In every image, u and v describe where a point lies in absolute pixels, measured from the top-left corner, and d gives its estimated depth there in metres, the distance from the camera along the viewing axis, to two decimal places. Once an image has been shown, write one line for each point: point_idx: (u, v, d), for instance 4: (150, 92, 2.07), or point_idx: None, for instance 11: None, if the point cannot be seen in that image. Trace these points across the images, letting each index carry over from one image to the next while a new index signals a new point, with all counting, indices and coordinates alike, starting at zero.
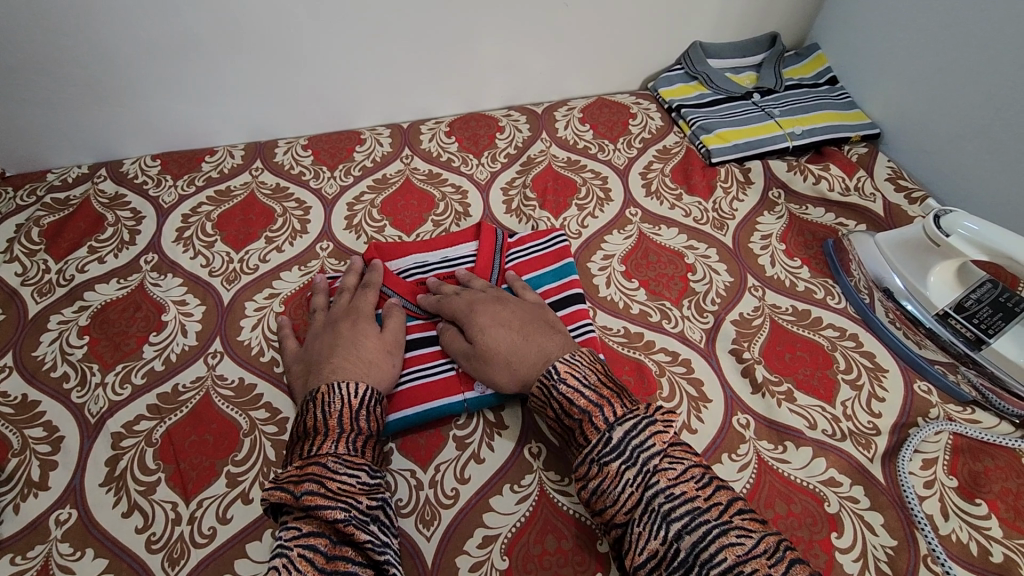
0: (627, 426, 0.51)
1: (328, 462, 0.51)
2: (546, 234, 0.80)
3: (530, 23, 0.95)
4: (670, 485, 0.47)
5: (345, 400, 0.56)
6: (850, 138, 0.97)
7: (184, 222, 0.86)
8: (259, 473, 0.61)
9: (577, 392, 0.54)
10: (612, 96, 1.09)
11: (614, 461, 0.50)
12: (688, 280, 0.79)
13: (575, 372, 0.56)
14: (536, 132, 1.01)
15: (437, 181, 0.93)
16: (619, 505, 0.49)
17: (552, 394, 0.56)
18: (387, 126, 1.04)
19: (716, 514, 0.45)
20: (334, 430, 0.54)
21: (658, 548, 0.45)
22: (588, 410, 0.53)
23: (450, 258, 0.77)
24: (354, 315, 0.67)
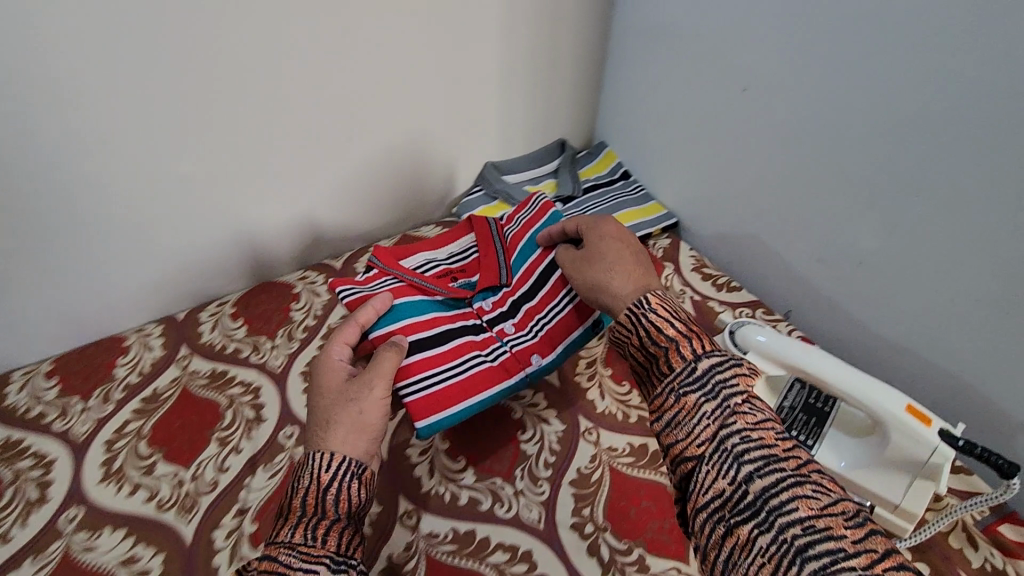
0: (715, 364, 0.52)
1: (280, 557, 0.49)
2: (528, 202, 0.86)
3: (300, 181, 0.87)
4: (746, 429, 0.48)
5: (313, 476, 0.55)
6: (652, 233, 0.99)
7: None
8: None
9: (667, 322, 0.56)
10: (417, 231, 1.04)
11: (693, 390, 0.51)
12: (518, 442, 0.72)
13: (664, 305, 0.58)
14: (337, 292, 0.91)
15: (221, 383, 0.79)
16: (693, 438, 0.49)
17: (640, 320, 0.58)
18: (160, 321, 0.87)
19: (791, 465, 0.45)
20: (281, 520, 0.53)
21: (725, 487, 0.45)
22: (672, 343, 0.55)
23: (455, 255, 0.84)
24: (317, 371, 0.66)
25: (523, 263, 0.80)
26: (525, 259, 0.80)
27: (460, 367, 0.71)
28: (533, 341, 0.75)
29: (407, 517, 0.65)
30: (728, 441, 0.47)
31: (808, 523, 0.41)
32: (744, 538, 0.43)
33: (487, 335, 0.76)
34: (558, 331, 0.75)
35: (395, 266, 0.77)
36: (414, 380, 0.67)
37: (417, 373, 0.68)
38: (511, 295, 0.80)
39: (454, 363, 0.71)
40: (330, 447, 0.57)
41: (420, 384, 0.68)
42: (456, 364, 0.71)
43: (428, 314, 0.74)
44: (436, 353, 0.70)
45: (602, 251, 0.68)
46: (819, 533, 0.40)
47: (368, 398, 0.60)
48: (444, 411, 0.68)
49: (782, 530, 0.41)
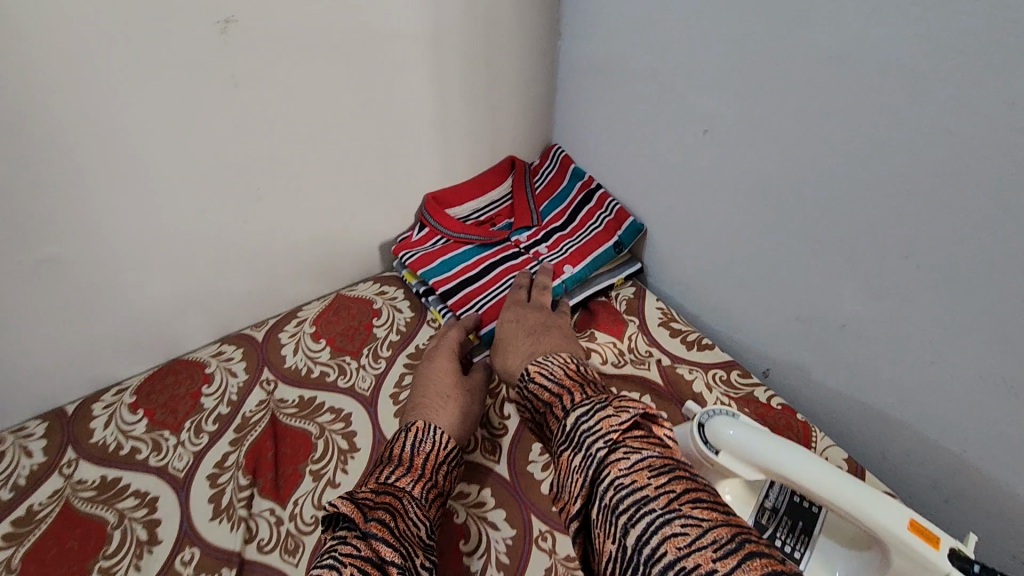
0: (580, 416, 0.54)
1: (403, 497, 0.56)
2: (548, 154, 1.01)
3: (211, 245, 0.77)
4: (619, 478, 0.46)
5: (435, 445, 0.64)
6: (613, 284, 0.90)
7: None
8: (132, 556, 0.62)
9: (543, 387, 0.61)
10: (352, 288, 0.93)
11: (568, 451, 0.52)
12: (461, 553, 0.62)
13: (542, 370, 0.64)
14: (257, 371, 0.80)
15: (112, 494, 0.67)
16: (573, 496, 0.50)
17: (525, 393, 0.64)
18: (45, 416, 0.75)
19: (663, 503, 0.43)
20: (396, 470, 0.59)
21: (611, 551, 0.44)
22: (555, 399, 0.59)
23: (494, 201, 0.97)
24: (436, 354, 0.77)
25: (552, 210, 0.96)
26: (553, 206, 0.96)
27: (502, 287, 0.85)
28: (564, 257, 0.88)
29: None
30: (603, 495, 0.46)
31: (677, 568, 0.39)
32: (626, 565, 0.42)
33: (523, 259, 0.89)
34: (592, 244, 0.89)
35: (439, 216, 0.91)
36: (470, 302, 0.84)
37: (474, 297, 0.85)
38: (542, 229, 0.93)
39: (499, 283, 0.86)
40: (440, 420, 0.67)
41: (478, 304, 0.84)
42: (501, 284, 0.86)
43: (474, 257, 0.89)
44: (481, 283, 0.86)
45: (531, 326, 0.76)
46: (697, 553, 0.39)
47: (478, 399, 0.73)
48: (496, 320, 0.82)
49: None
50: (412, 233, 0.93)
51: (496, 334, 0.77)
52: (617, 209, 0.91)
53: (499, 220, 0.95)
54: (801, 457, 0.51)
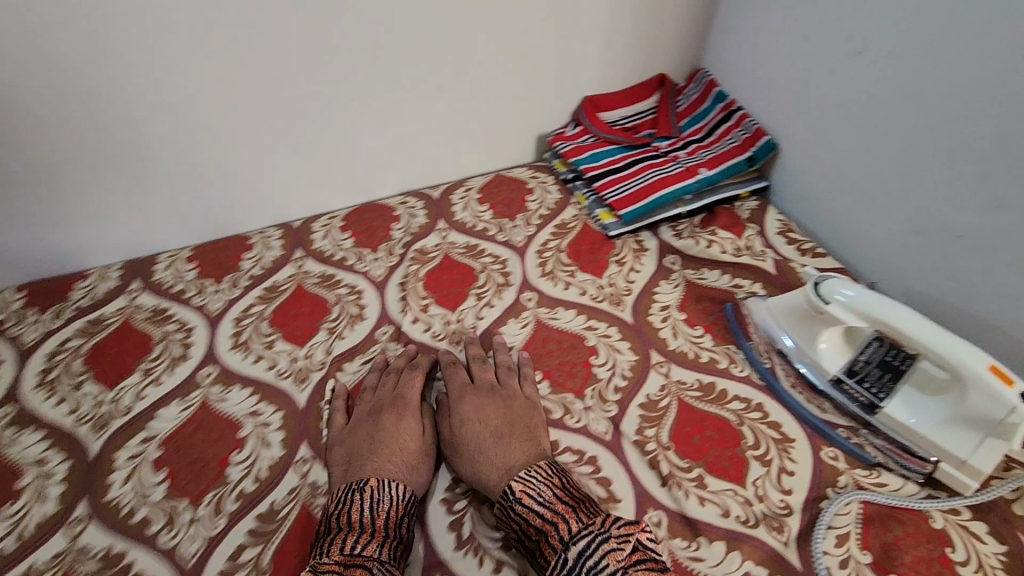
0: (581, 549, 0.54)
1: (372, 566, 0.55)
2: (695, 77, 1.10)
3: (409, 107, 0.95)
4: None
5: (394, 499, 0.61)
6: (739, 195, 1.00)
7: (49, 362, 0.78)
8: (347, 323, 0.84)
9: (533, 510, 0.58)
10: (509, 171, 1.09)
11: None
12: (591, 365, 0.77)
13: (530, 490, 0.60)
14: (434, 219, 0.98)
15: (331, 283, 0.89)
16: None
17: (511, 516, 0.59)
18: (278, 226, 0.99)
19: None
20: (356, 537, 0.57)
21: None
22: (557, 518, 0.57)
23: (640, 113, 1.08)
24: (400, 407, 0.70)
25: (692, 126, 1.06)
26: (694, 123, 1.06)
27: (643, 178, 0.96)
28: (701, 162, 0.98)
29: None
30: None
31: None
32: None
33: (663, 160, 0.99)
34: (727, 155, 0.98)
35: (593, 119, 1.04)
36: (613, 188, 0.96)
37: (617, 184, 0.96)
38: (681, 141, 1.04)
39: (639, 175, 0.97)
40: (368, 468, 0.64)
41: (619, 191, 0.95)
42: (642, 177, 0.96)
43: (618, 155, 1.02)
44: (623, 175, 0.98)
45: (512, 429, 0.68)
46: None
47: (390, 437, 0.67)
48: (635, 203, 0.93)
49: None
50: (566, 131, 1.07)
51: (466, 425, 0.68)
52: (755, 128, 0.99)
53: (643, 129, 1.07)
54: (909, 317, 0.62)
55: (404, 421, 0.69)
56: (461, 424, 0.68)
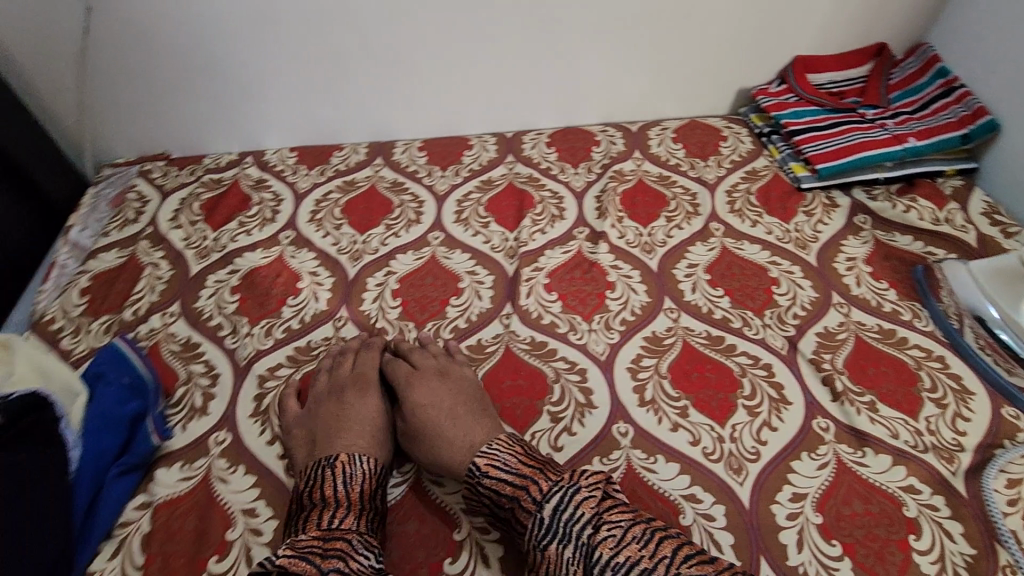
0: (557, 507, 0.54)
1: (352, 539, 0.55)
2: (915, 52, 1.08)
3: (631, 42, 1.04)
4: (613, 557, 0.50)
5: (366, 472, 0.62)
6: (945, 171, 0.98)
7: (317, 206, 0.98)
8: (548, 223, 0.94)
9: (501, 479, 0.59)
10: (704, 119, 1.15)
11: (551, 543, 0.53)
12: (772, 292, 0.83)
13: (494, 461, 0.61)
14: (631, 148, 1.07)
15: (538, 185, 1.01)
16: None
17: (478, 489, 0.60)
18: (492, 135, 1.13)
19: (663, 570, 0.49)
20: (332, 512, 0.58)
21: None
22: (530, 478, 0.58)
23: (849, 80, 1.09)
24: (361, 386, 0.71)
25: (903, 99, 1.05)
26: (905, 97, 1.05)
27: (846, 139, 0.98)
28: (909, 133, 0.98)
29: (669, 313, 0.81)
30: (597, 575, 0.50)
31: None
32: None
33: (868, 126, 1.01)
34: (940, 129, 0.97)
35: (800, 78, 1.07)
36: (813, 143, 0.99)
37: (819, 140, 0.99)
38: (889, 112, 1.04)
39: (842, 136, 0.99)
40: (330, 449, 0.64)
41: (819, 146, 0.98)
42: (845, 137, 0.98)
43: (820, 116, 1.04)
44: (825, 133, 1.00)
45: (456, 407, 0.68)
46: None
47: (354, 416, 0.68)
48: (835, 160, 0.96)
49: None
50: (769, 88, 1.10)
51: (425, 406, 0.68)
52: (977, 106, 0.97)
53: (849, 96, 1.08)
54: None
55: (361, 402, 0.69)
56: (418, 398, 0.69)
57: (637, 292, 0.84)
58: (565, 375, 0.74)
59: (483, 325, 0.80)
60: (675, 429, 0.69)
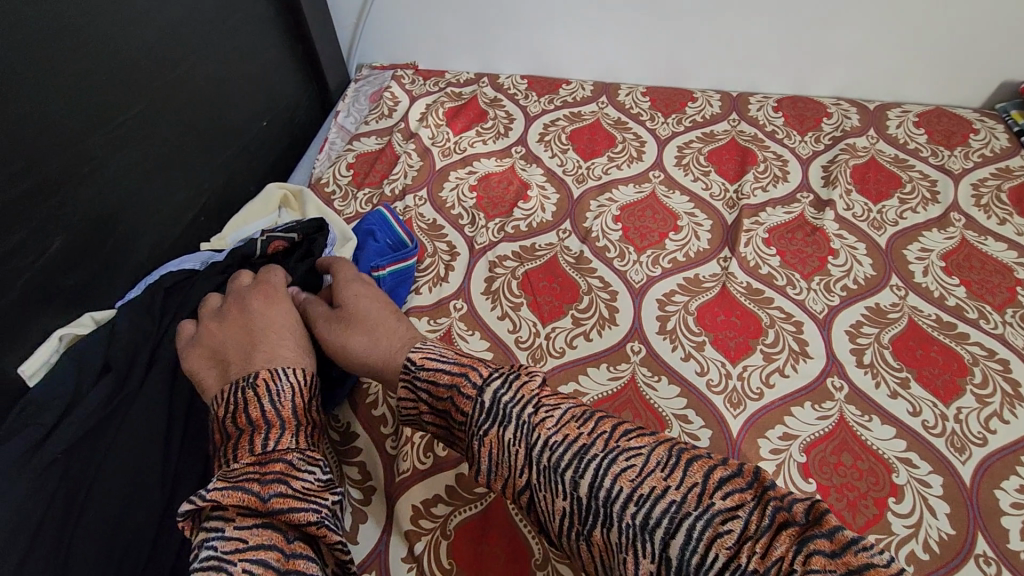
0: (496, 390, 0.48)
1: (291, 459, 0.48)
2: None
3: (895, 15, 1.00)
4: (550, 437, 0.45)
5: (294, 387, 0.54)
6: None
7: (545, 130, 1.05)
8: (772, 181, 0.94)
9: (438, 370, 0.51)
10: (951, 109, 1.07)
11: (493, 427, 0.47)
12: (1017, 292, 0.78)
13: (431, 355, 0.53)
14: (866, 125, 1.03)
15: (762, 145, 1.01)
16: (514, 471, 0.46)
17: (415, 388, 0.52)
18: (716, 91, 1.14)
19: (602, 445, 0.44)
20: (264, 434, 0.49)
21: (565, 507, 0.44)
22: (462, 372, 0.51)
23: None
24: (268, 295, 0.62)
25: None
26: None
27: None
28: None
29: (896, 289, 0.79)
30: (540, 459, 0.45)
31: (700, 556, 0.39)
32: (604, 543, 0.42)
33: None
34: None
35: None
36: None
37: None
38: None
39: None
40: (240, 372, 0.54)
41: None
42: None
43: None
44: None
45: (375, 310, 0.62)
46: (655, 515, 0.41)
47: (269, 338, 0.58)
48: None
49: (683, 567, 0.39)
50: None
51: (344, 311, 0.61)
52: None
53: None
54: None
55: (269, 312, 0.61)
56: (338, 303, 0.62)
57: (863, 263, 0.82)
58: (780, 323, 0.76)
59: (700, 263, 0.83)
60: (893, 396, 0.69)
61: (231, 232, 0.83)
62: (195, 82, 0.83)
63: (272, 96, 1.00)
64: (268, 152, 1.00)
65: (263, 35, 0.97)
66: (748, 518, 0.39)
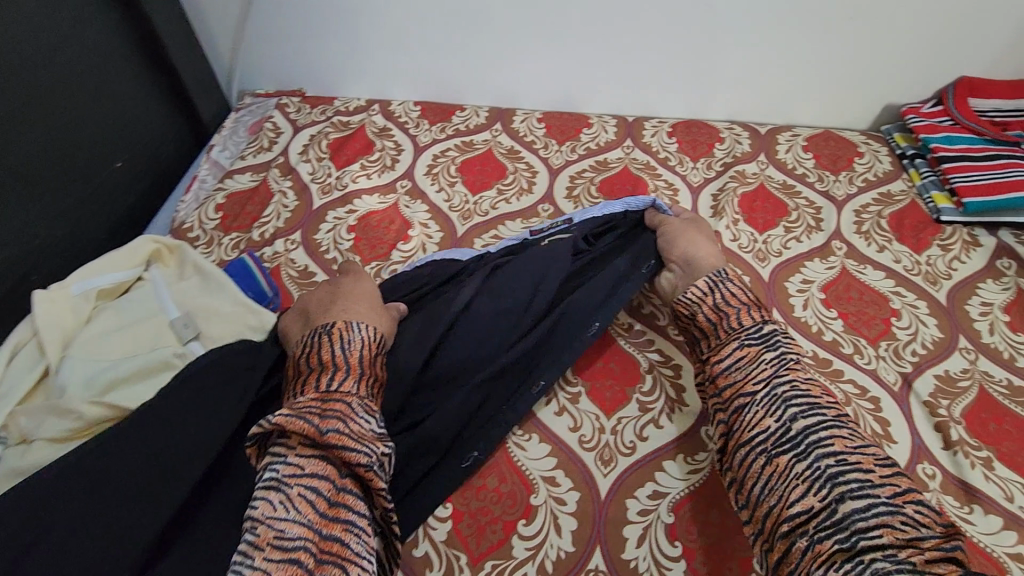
0: (778, 330, 0.62)
1: (348, 403, 0.56)
2: None
3: (777, 41, 1.00)
4: (798, 381, 0.57)
5: (363, 341, 0.61)
6: None
7: (434, 161, 1.00)
8: None
9: (740, 293, 0.66)
10: (839, 131, 1.08)
11: (760, 347, 0.61)
12: (891, 324, 0.78)
13: (743, 283, 0.68)
14: (756, 150, 1.03)
15: (653, 174, 0.99)
16: (749, 378, 0.59)
17: (716, 288, 0.67)
18: (611, 116, 1.12)
19: (834, 415, 0.55)
20: (331, 374, 0.58)
21: (772, 425, 0.55)
22: (744, 306, 0.65)
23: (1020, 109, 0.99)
24: (357, 273, 0.73)
25: None
26: None
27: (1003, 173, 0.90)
28: None
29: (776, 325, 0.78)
30: (778, 387, 0.57)
31: (871, 518, 0.46)
32: (783, 467, 0.52)
33: None
34: None
35: (961, 107, 0.99)
36: (963, 173, 0.91)
37: (968, 171, 0.91)
38: None
39: (999, 170, 0.91)
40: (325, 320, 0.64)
41: (969, 178, 0.91)
42: (1002, 172, 0.90)
43: (976, 145, 0.95)
44: (974, 164, 0.92)
45: (695, 225, 0.80)
46: (851, 474, 0.49)
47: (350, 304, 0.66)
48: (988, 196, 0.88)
49: (845, 524, 0.47)
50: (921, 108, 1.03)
51: (668, 222, 0.80)
52: None
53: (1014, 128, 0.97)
54: None
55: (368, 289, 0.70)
56: (648, 215, 0.82)
57: None
58: (659, 368, 0.73)
59: None
60: None
61: (81, 275, 0.73)
62: (20, 126, 0.74)
63: (128, 132, 0.92)
64: (126, 193, 0.92)
65: (112, 67, 0.88)
66: (929, 536, 0.45)
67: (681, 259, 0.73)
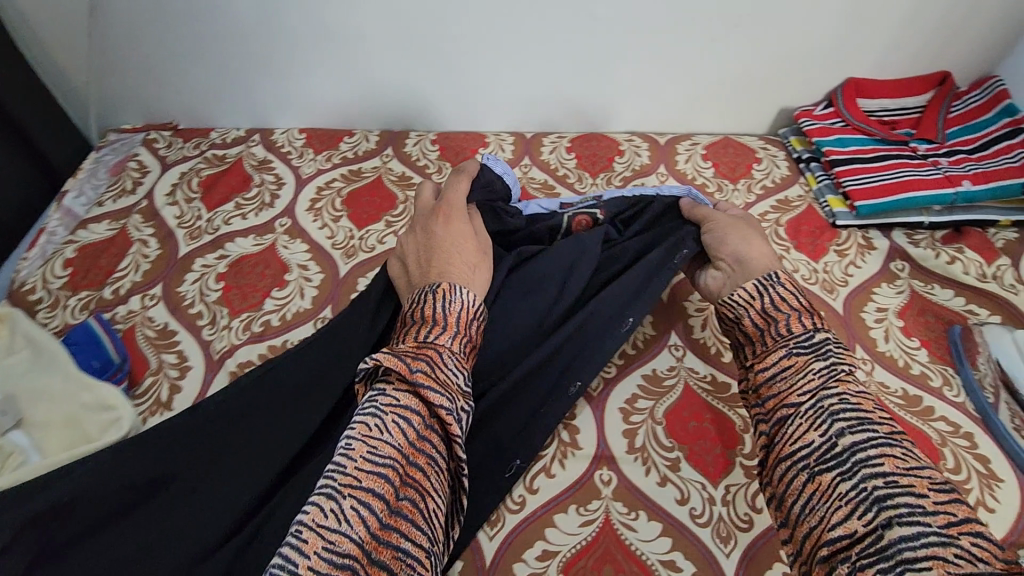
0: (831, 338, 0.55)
1: (441, 353, 0.53)
2: (982, 85, 0.98)
3: (667, 50, 0.97)
4: (847, 393, 0.51)
5: (464, 304, 0.57)
6: (999, 221, 0.89)
7: (317, 194, 0.93)
8: None
9: (793, 295, 0.59)
10: (739, 137, 1.07)
11: (809, 355, 0.54)
12: None
13: (794, 285, 0.61)
14: (656, 162, 1.00)
15: (551, 194, 0.95)
16: (795, 389, 0.53)
17: (767, 290, 0.61)
18: (509, 133, 1.07)
19: (887, 431, 0.48)
20: (429, 328, 0.55)
21: (815, 440, 0.49)
22: (797, 312, 0.58)
23: (906, 108, 0.99)
24: (449, 213, 0.69)
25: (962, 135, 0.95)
26: (963, 134, 0.95)
27: (892, 174, 0.90)
28: (968, 173, 0.89)
29: (674, 349, 0.74)
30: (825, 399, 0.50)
31: (918, 546, 0.40)
32: (826, 486, 0.47)
33: (920, 162, 0.92)
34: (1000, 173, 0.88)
35: (851, 107, 0.99)
36: (855, 176, 0.90)
37: (860, 173, 0.91)
38: (944, 146, 0.94)
39: (888, 171, 0.90)
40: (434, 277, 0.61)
41: (861, 180, 0.90)
42: (892, 172, 0.90)
43: (867, 146, 0.95)
44: (866, 166, 0.92)
45: (744, 223, 0.73)
46: (900, 497, 0.43)
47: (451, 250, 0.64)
48: (880, 198, 0.88)
49: (888, 551, 0.41)
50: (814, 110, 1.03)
51: (712, 217, 0.73)
52: None
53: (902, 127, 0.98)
54: None
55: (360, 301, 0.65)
56: (693, 210, 0.76)
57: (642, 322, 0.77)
58: None
59: None
60: (662, 483, 0.63)
61: None
62: None
63: None
64: None
65: None
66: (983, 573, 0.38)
67: (730, 258, 0.67)
